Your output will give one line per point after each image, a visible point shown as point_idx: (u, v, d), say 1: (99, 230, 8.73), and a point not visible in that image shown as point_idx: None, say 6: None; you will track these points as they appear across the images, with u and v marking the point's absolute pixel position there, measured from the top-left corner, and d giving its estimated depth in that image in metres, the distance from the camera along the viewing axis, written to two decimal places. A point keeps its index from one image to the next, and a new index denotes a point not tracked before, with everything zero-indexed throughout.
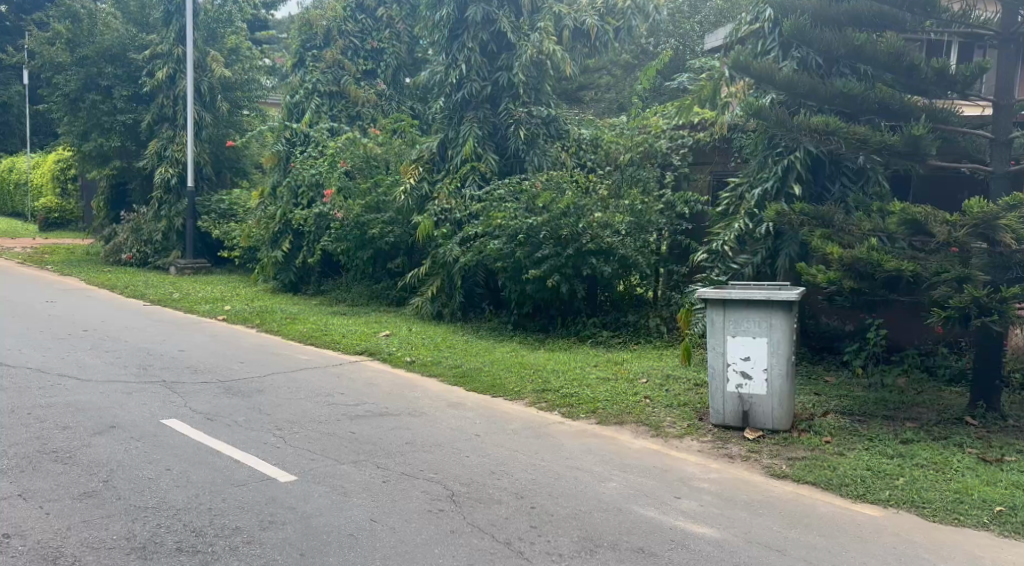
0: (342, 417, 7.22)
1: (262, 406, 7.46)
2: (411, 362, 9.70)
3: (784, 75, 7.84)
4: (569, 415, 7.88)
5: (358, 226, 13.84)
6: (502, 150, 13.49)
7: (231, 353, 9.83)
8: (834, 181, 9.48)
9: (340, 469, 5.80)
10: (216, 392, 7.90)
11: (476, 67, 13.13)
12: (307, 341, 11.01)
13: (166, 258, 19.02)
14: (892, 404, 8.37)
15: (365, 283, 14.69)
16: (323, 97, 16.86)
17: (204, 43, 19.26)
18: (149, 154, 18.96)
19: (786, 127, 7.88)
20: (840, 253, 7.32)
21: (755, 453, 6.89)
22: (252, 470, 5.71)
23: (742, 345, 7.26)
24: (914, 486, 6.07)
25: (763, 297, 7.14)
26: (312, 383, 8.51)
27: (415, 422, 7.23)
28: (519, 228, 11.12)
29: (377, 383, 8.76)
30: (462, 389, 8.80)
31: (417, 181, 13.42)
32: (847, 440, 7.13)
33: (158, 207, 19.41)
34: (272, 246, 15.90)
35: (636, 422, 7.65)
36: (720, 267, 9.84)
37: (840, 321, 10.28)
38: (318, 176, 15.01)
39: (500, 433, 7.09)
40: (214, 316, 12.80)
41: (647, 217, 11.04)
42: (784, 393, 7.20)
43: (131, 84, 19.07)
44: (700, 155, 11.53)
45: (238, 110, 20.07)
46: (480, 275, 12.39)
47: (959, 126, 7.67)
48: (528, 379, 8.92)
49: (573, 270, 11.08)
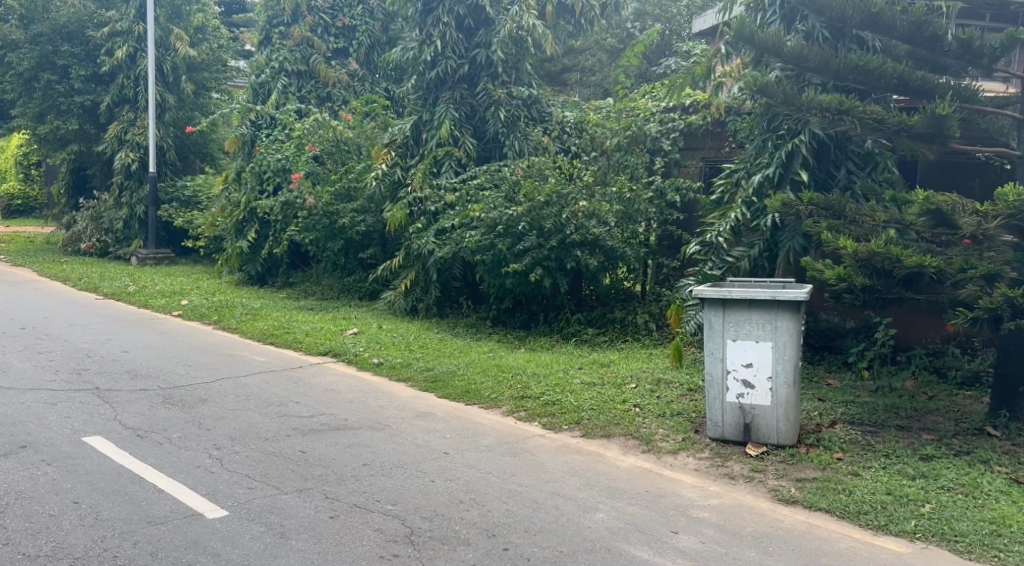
0: (293, 432, 6.39)
1: (203, 420, 6.62)
2: (379, 364, 8.87)
3: (793, 47, 7.02)
4: (551, 427, 7.06)
5: (328, 216, 13.03)
6: (481, 134, 12.64)
7: (180, 355, 8.98)
8: (838, 167, 8.75)
9: (281, 501, 4.98)
10: (154, 402, 7.05)
11: (452, 43, 12.25)
12: (267, 341, 10.11)
13: (128, 248, 18.06)
14: (904, 413, 7.63)
15: (336, 276, 13.79)
16: (290, 77, 15.91)
17: (167, 21, 18.25)
18: (108, 137, 17.92)
19: (794, 104, 7.02)
20: (854, 247, 6.49)
21: (758, 472, 6.11)
22: (175, 504, 4.88)
23: (743, 350, 6.47)
24: (944, 515, 5.31)
25: (767, 297, 6.33)
26: (264, 391, 7.65)
27: (376, 437, 6.41)
28: (498, 218, 10.28)
29: (338, 389, 7.91)
30: (432, 395, 7.97)
31: (389, 167, 12.57)
32: (860, 457, 6.36)
33: (119, 194, 18.41)
34: (236, 236, 14.95)
35: (625, 435, 6.85)
36: (714, 260, 9.01)
37: (840, 319, 9.54)
38: (284, 161, 14.14)
39: (471, 450, 6.26)
40: (169, 311, 11.88)
41: (636, 206, 10.32)
42: (790, 404, 6.42)
43: (89, 63, 18.02)
44: (692, 139, 10.78)
45: (205, 92, 19.12)
46: (458, 268, 11.44)
47: (984, 105, 6.89)
48: (505, 384, 8.09)
49: (556, 264, 10.23)
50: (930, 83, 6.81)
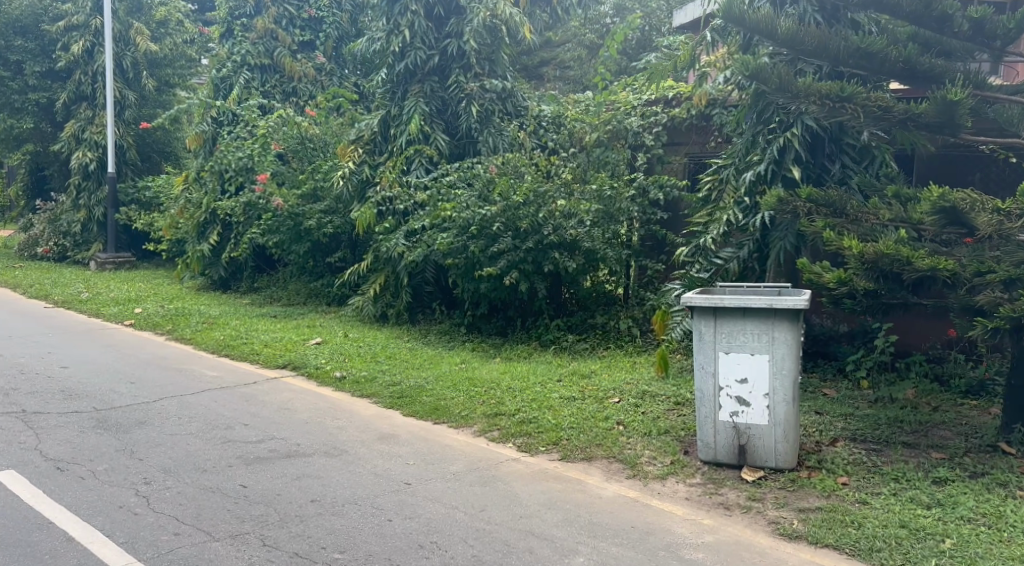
0: (236, 462, 5.71)
1: (136, 448, 5.92)
2: (342, 378, 8.18)
3: (787, 28, 6.37)
4: (527, 450, 6.40)
5: (293, 218, 12.25)
6: (453, 129, 11.99)
7: (124, 370, 8.27)
8: (833, 161, 8.14)
9: (210, 552, 4.32)
10: (84, 428, 6.34)
11: (421, 33, 11.57)
12: (221, 352, 9.41)
13: (87, 252, 17.26)
14: (909, 427, 7.02)
15: (304, 280, 13.12)
16: (253, 71, 15.19)
17: (126, 15, 17.45)
18: (64, 135, 17.09)
19: (790, 91, 6.39)
20: (859, 248, 5.88)
21: (756, 501, 5.49)
22: (84, 557, 4.22)
23: (737, 364, 5.84)
24: (968, 553, 4.69)
25: (763, 305, 5.71)
26: (211, 411, 6.96)
27: (330, 466, 5.73)
28: (471, 218, 9.59)
29: (293, 408, 7.20)
30: (398, 413, 7.30)
31: (356, 165, 11.90)
32: (868, 481, 5.75)
33: (77, 195, 17.58)
34: (198, 239, 14.21)
35: (607, 458, 6.21)
36: (702, 263, 8.48)
37: (833, 323, 8.98)
38: (247, 159, 13.36)
39: (436, 480, 5.58)
40: (122, 320, 11.15)
41: (617, 205, 9.70)
42: (790, 423, 5.80)
43: (44, 58, 17.23)
44: (676, 134, 10.15)
45: (167, 89, 18.33)
46: (429, 272, 10.79)
47: (995, 92, 6.29)
48: (477, 399, 7.44)
49: (532, 267, 9.57)
50: (938, 68, 6.20)
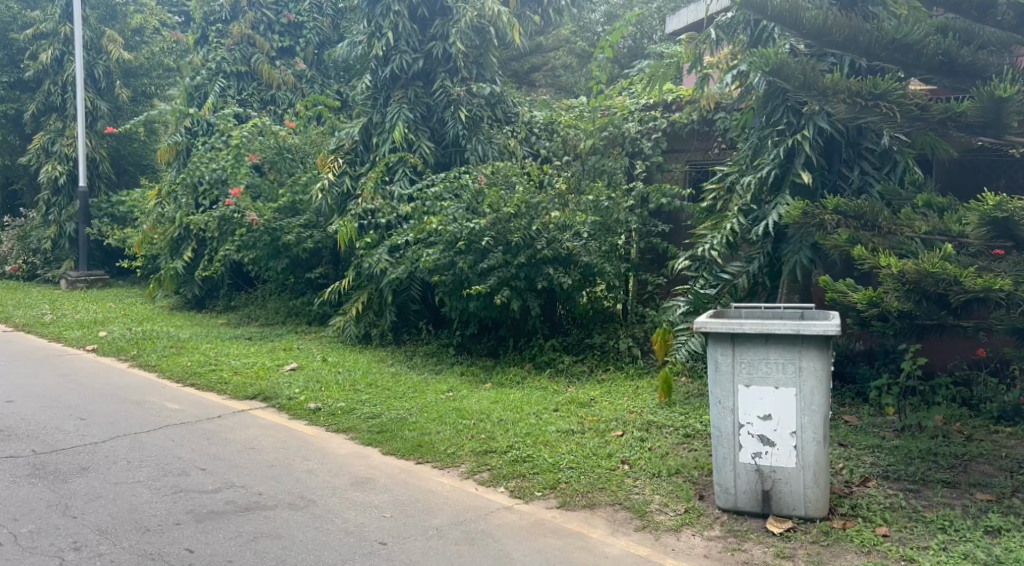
0: (186, 518, 4.97)
1: (71, 502, 5.16)
2: (317, 411, 7.42)
3: (813, 17, 5.70)
4: (521, 496, 5.64)
5: (269, 233, 11.41)
6: (439, 137, 11.29)
7: (75, 404, 7.49)
8: (851, 167, 7.38)
9: None
10: (15, 477, 5.56)
11: (405, 35, 10.86)
12: (188, 379, 8.64)
13: (58, 270, 16.52)
14: (946, 461, 6.29)
15: (284, 298, 12.37)
16: (229, 79, 14.50)
17: (98, 22, 16.72)
18: (33, 148, 16.34)
19: (815, 89, 5.74)
20: (898, 266, 5.16)
21: (786, 559, 4.77)
22: None
23: (759, 399, 5.12)
24: None
25: (789, 332, 4.98)
26: (166, 454, 6.19)
27: (295, 521, 5.01)
28: (459, 232, 8.83)
29: (259, 447, 6.44)
30: (377, 451, 6.54)
31: (337, 176, 11.14)
32: (911, 532, 5.02)
33: (47, 210, 16.86)
34: (172, 256, 13.47)
35: (612, 505, 5.46)
36: (707, 278, 7.77)
37: (850, 341, 8.25)
38: (221, 171, 12.58)
39: (416, 539, 4.84)
40: (85, 345, 10.35)
41: (614, 216, 9.01)
42: (820, 466, 5.07)
43: (12, 68, 16.59)
44: (676, 140, 9.49)
45: (143, 98, 17.64)
46: (415, 289, 10.03)
47: None
48: (465, 434, 6.68)
49: (524, 283, 8.83)
50: (982, 61, 5.57)
